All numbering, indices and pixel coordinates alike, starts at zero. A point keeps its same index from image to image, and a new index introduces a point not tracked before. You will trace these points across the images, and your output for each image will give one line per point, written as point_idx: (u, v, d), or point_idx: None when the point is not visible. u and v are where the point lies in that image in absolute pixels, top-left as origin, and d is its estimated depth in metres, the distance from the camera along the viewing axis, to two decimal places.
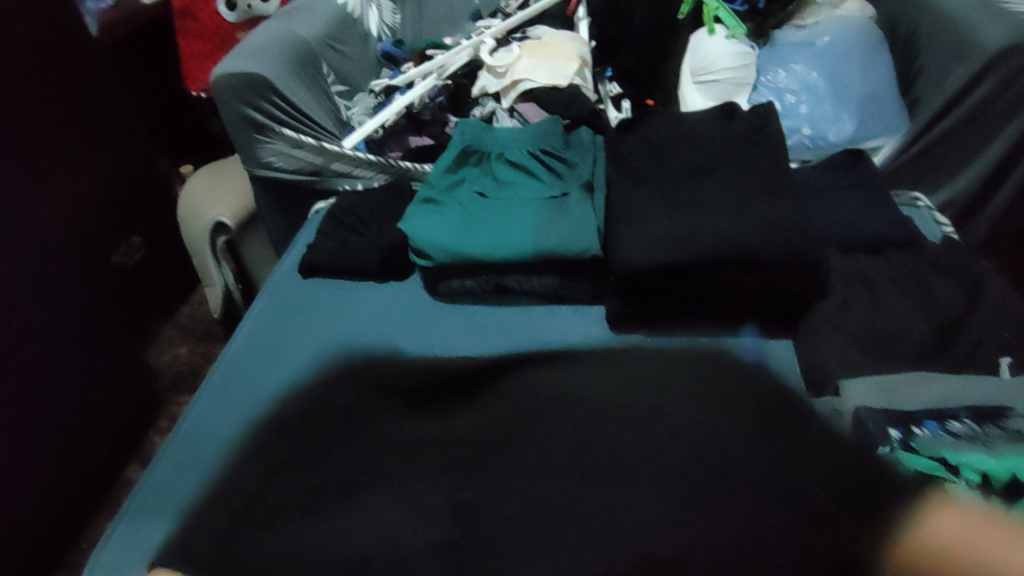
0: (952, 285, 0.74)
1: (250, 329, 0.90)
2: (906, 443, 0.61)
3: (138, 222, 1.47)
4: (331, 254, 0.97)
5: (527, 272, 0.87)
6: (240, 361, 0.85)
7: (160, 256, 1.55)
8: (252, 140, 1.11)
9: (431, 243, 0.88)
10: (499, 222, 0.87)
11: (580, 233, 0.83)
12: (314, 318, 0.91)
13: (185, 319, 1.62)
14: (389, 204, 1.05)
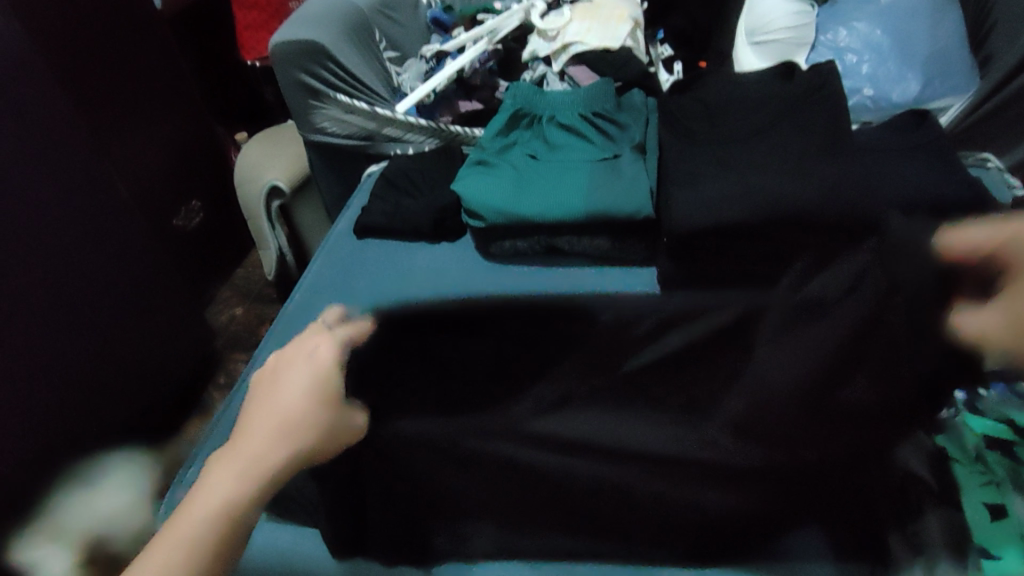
0: None
1: (306, 286, 0.95)
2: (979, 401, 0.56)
3: (197, 188, 1.52)
4: (383, 216, 0.99)
5: (577, 233, 0.87)
6: (298, 316, 0.91)
7: (218, 220, 1.61)
8: (307, 106, 1.14)
9: (486, 204, 0.89)
10: (552, 183, 0.88)
11: (632, 195, 0.83)
12: (365, 277, 0.95)
13: (240, 281, 1.69)
14: (440, 167, 1.06)
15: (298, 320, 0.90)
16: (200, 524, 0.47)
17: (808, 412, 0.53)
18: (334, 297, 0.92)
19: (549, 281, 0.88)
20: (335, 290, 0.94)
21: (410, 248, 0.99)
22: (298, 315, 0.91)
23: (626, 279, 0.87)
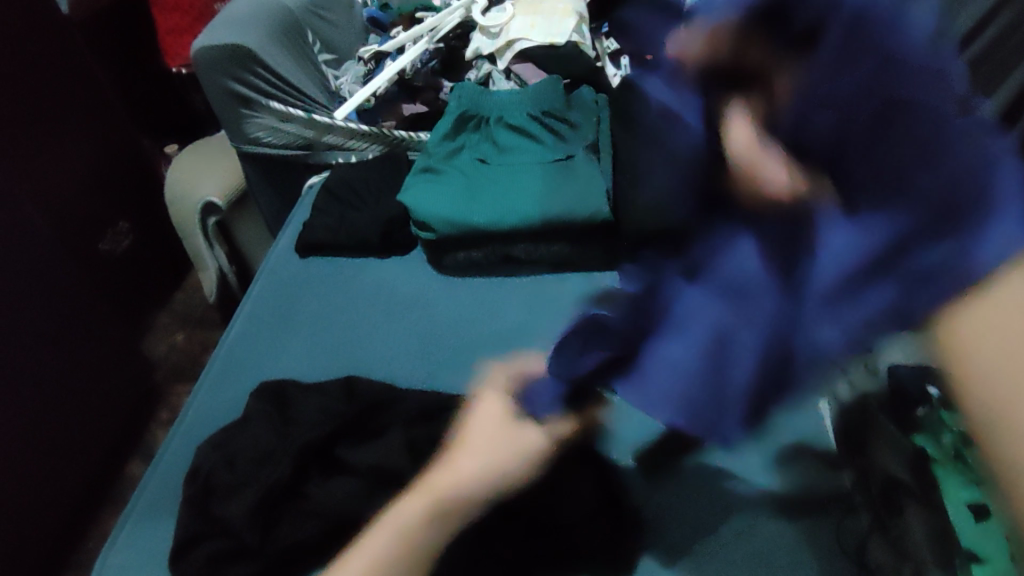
0: None
1: (248, 312, 0.89)
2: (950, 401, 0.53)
3: (125, 208, 1.43)
4: (328, 232, 0.94)
5: (533, 240, 0.84)
6: (240, 346, 0.85)
7: (152, 241, 1.51)
8: (239, 116, 1.07)
9: (437, 215, 0.84)
10: (505, 188, 0.83)
11: (587, 197, 0.81)
12: (312, 298, 0.89)
13: (180, 305, 1.60)
14: (386, 177, 1.00)
15: (243, 353, 0.84)
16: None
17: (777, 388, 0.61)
18: (280, 324, 0.86)
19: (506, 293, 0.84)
20: (282, 315, 0.88)
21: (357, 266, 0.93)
22: (242, 345, 0.85)
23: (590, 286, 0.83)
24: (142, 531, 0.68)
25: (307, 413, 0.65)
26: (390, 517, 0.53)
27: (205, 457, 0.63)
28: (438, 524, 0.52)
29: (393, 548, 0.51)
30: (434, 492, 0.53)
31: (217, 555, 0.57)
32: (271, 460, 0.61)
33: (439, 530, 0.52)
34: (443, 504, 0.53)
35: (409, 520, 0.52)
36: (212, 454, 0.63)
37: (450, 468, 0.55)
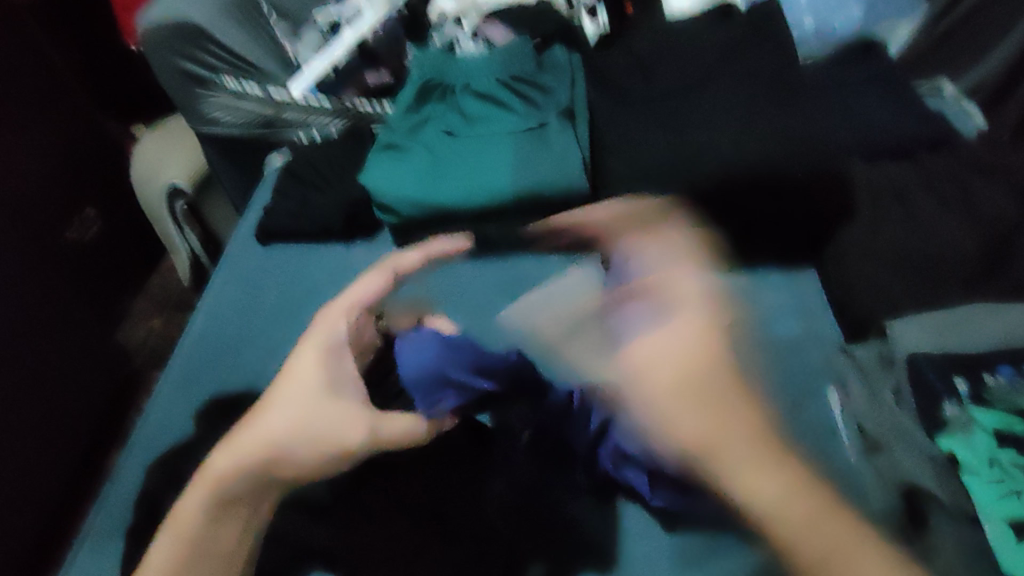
0: (995, 190, 0.65)
1: (205, 309, 0.82)
2: (977, 396, 0.46)
3: (90, 195, 1.36)
4: (288, 217, 0.87)
5: (506, 219, 0.77)
6: (197, 345, 0.78)
7: (121, 228, 1.45)
8: (193, 95, 1.00)
9: (399, 195, 0.77)
10: (473, 164, 0.76)
11: (564, 169, 0.73)
12: (273, 291, 0.82)
13: (157, 291, 1.55)
14: (350, 154, 0.93)
15: (198, 354, 0.76)
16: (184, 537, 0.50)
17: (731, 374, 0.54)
18: (239, 321, 0.79)
19: (476, 270, 0.76)
20: (240, 310, 0.81)
21: (322, 254, 0.86)
22: (197, 345, 0.77)
23: (569, 265, 0.75)
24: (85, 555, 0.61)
25: None
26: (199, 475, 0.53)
27: (150, 476, 0.58)
28: (225, 511, 0.51)
29: (176, 539, 0.51)
30: (255, 456, 0.53)
31: None
32: None
33: (228, 521, 0.51)
34: (221, 485, 0.52)
35: (190, 513, 0.51)
36: (157, 473, 0.58)
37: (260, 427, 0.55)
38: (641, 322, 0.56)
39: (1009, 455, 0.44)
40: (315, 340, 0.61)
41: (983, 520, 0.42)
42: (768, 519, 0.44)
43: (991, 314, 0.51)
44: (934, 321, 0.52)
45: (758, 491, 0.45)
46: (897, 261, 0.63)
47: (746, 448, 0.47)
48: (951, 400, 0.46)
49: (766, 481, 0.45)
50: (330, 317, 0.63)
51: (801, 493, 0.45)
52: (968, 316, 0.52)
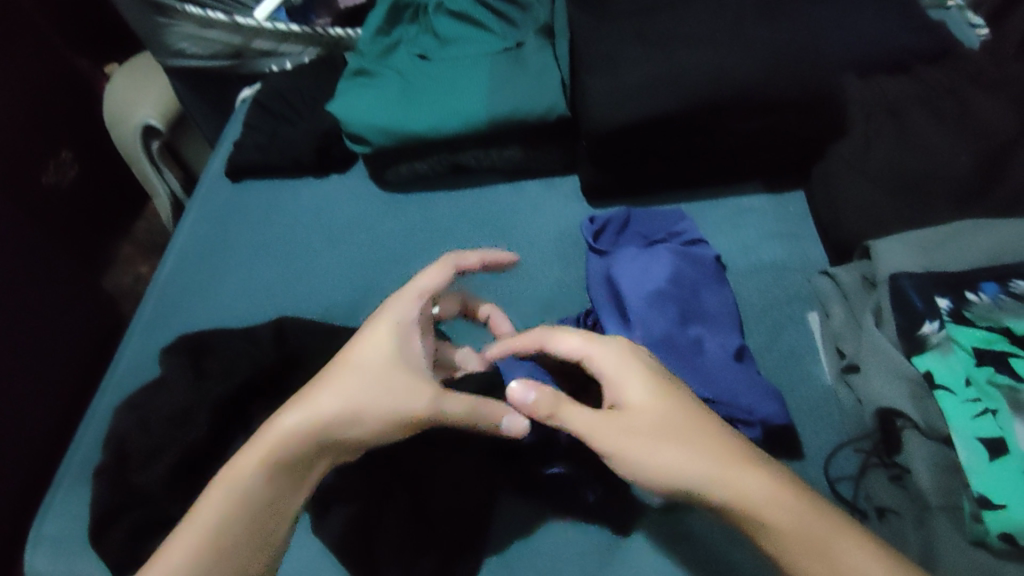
0: (994, 103, 0.61)
1: (179, 249, 0.80)
2: (957, 314, 0.45)
3: (64, 136, 1.31)
4: (259, 151, 0.83)
5: (483, 146, 0.73)
6: (173, 285, 0.77)
7: (100, 170, 1.41)
8: (155, 26, 0.92)
9: (371, 124, 0.72)
10: (447, 87, 0.72)
11: (541, 89, 0.69)
12: (246, 227, 0.80)
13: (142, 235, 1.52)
14: (321, 83, 0.88)
15: (173, 295, 0.76)
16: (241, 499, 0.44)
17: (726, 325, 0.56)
18: (213, 259, 0.78)
19: (455, 206, 0.76)
20: (214, 248, 0.79)
21: (295, 189, 0.83)
22: (172, 286, 0.76)
23: (547, 195, 0.74)
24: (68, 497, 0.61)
25: (224, 365, 0.59)
26: (266, 429, 0.45)
27: (120, 421, 0.58)
28: (286, 472, 0.45)
29: (230, 503, 0.44)
30: (321, 431, 0.45)
31: (137, 527, 0.53)
32: (189, 419, 0.55)
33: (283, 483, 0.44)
34: (281, 452, 0.45)
35: (248, 476, 0.44)
36: (127, 417, 0.57)
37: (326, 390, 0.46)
38: (641, 271, 0.58)
39: (986, 373, 0.43)
40: (384, 322, 0.49)
41: (952, 434, 0.41)
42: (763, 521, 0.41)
43: (980, 230, 0.49)
44: (923, 238, 0.50)
45: (747, 484, 0.41)
46: (889, 181, 0.60)
47: (719, 448, 0.43)
48: (932, 320, 0.45)
49: (752, 477, 0.41)
50: (399, 300, 0.50)
51: (791, 488, 0.42)
52: (958, 232, 0.50)
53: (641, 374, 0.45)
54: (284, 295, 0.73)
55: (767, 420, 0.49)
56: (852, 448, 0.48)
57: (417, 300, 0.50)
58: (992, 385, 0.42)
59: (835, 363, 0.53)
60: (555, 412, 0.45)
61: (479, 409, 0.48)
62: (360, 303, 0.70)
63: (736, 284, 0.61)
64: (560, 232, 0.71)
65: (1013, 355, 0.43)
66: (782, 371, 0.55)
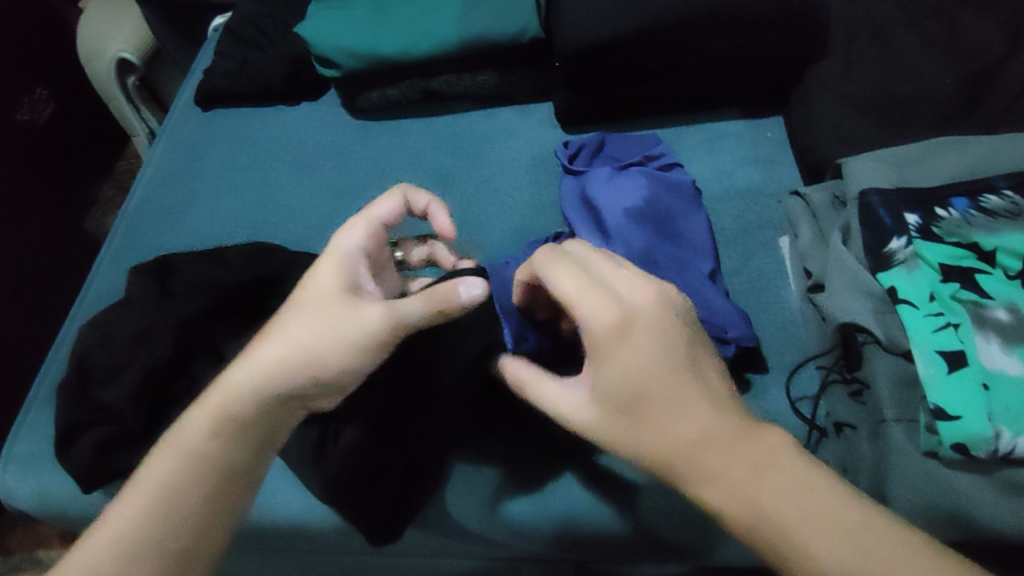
0: (983, 21, 0.59)
1: (150, 177, 0.79)
2: (925, 229, 0.45)
3: (38, 71, 1.27)
4: (229, 77, 0.81)
5: (456, 71, 0.71)
6: (143, 213, 0.75)
7: (78, 109, 1.37)
8: None
9: (337, 44, 0.70)
10: (420, 8, 0.69)
11: (515, 8, 0.66)
12: (217, 154, 0.78)
13: (124, 177, 1.49)
14: (293, 7, 0.85)
15: (142, 223, 0.74)
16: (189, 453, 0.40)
17: (698, 245, 0.55)
18: (183, 186, 0.76)
19: (429, 132, 0.74)
20: (184, 175, 0.77)
21: (266, 116, 0.81)
22: (142, 213, 0.75)
23: (522, 120, 0.72)
24: (39, 419, 0.60)
25: (186, 286, 0.58)
26: (219, 384, 0.42)
27: (84, 339, 0.58)
28: (240, 436, 0.41)
29: (178, 461, 0.40)
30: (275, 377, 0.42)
31: (100, 443, 0.53)
32: (150, 338, 0.54)
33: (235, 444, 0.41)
34: (233, 410, 0.41)
35: (194, 435, 0.41)
36: (89, 335, 0.57)
37: (276, 338, 0.43)
38: (628, 192, 0.56)
39: (951, 289, 0.43)
40: (330, 257, 0.45)
41: (913, 348, 0.41)
42: (727, 517, 0.34)
43: (954, 148, 0.48)
44: (896, 155, 0.49)
45: (725, 473, 0.34)
46: (869, 102, 0.58)
47: (703, 432, 0.34)
48: (898, 236, 0.45)
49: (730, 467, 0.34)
50: (347, 230, 0.46)
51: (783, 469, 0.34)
52: (932, 150, 0.49)
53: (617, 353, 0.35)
54: (256, 220, 0.72)
55: (737, 340, 0.48)
56: (814, 365, 0.49)
57: (353, 231, 0.46)
58: (956, 300, 0.42)
59: (802, 283, 0.52)
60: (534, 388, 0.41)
61: (433, 296, 0.44)
62: (331, 228, 0.69)
63: (711, 207, 0.60)
64: (534, 157, 0.69)
65: (980, 271, 0.43)
66: (751, 293, 0.54)
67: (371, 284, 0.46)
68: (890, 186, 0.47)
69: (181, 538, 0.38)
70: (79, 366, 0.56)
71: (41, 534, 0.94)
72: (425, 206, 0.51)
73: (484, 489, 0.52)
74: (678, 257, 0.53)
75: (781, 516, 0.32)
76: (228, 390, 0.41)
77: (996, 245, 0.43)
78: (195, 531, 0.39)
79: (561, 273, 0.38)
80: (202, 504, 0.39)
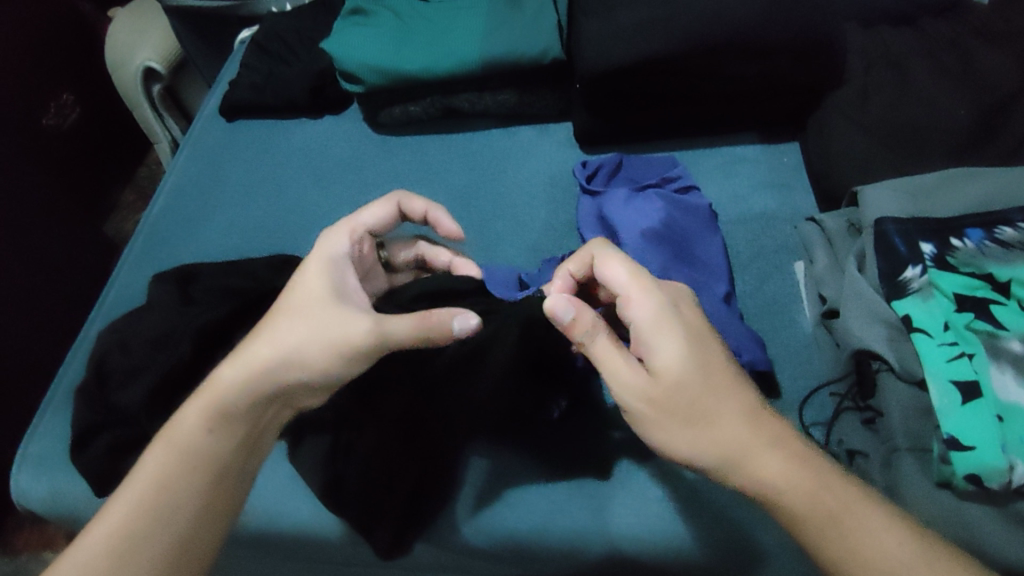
0: (1000, 55, 0.60)
1: (172, 185, 0.80)
2: (941, 260, 0.45)
3: (65, 78, 1.30)
4: (254, 90, 0.82)
5: (476, 89, 0.73)
6: (164, 220, 0.77)
7: (103, 116, 1.40)
8: None
9: (362, 61, 0.71)
10: (443, 28, 0.71)
11: (538, 30, 0.67)
12: (239, 164, 0.80)
13: (144, 183, 1.52)
14: (318, 23, 0.87)
15: (163, 231, 0.76)
16: (181, 450, 0.41)
17: (713, 269, 0.55)
18: (205, 194, 0.78)
19: (447, 149, 0.75)
20: (206, 185, 0.79)
21: (288, 128, 0.83)
22: (163, 220, 0.77)
23: (540, 140, 0.73)
24: (58, 417, 0.62)
25: (207, 294, 0.59)
26: (207, 386, 0.43)
27: (104, 342, 0.59)
28: (231, 429, 0.42)
29: (170, 458, 0.41)
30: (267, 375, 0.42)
31: (117, 444, 0.54)
32: (169, 342, 0.55)
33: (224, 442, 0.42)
34: (224, 406, 0.42)
35: (187, 431, 0.41)
36: (110, 338, 0.58)
37: (263, 334, 0.43)
38: (645, 212, 0.57)
39: (966, 320, 0.43)
40: (316, 257, 0.46)
41: (928, 377, 0.41)
42: (780, 495, 0.38)
43: (970, 180, 0.49)
44: (912, 186, 0.49)
45: (763, 459, 0.38)
46: (885, 132, 0.59)
47: (743, 420, 0.39)
48: (914, 266, 0.45)
49: (770, 457, 0.38)
50: (331, 235, 0.48)
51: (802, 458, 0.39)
52: (948, 183, 0.49)
53: (671, 333, 0.40)
54: (276, 230, 0.73)
55: (751, 363, 0.49)
56: (828, 392, 0.49)
57: (342, 237, 0.48)
58: (971, 330, 0.43)
59: (817, 309, 0.52)
60: (586, 338, 0.41)
61: (425, 322, 0.44)
62: None
63: (726, 230, 0.61)
64: (551, 176, 0.70)
65: (995, 303, 0.43)
66: (764, 317, 0.54)
67: (360, 290, 0.46)
68: (907, 218, 0.47)
69: (170, 537, 0.39)
70: (99, 369, 0.57)
71: (48, 536, 0.95)
72: (423, 212, 0.53)
73: (493, 503, 0.52)
74: (694, 280, 0.54)
75: (820, 485, 0.38)
76: (217, 389, 0.42)
77: (1011, 276, 0.44)
78: (181, 532, 0.39)
79: (615, 265, 0.43)
80: (198, 498, 0.40)
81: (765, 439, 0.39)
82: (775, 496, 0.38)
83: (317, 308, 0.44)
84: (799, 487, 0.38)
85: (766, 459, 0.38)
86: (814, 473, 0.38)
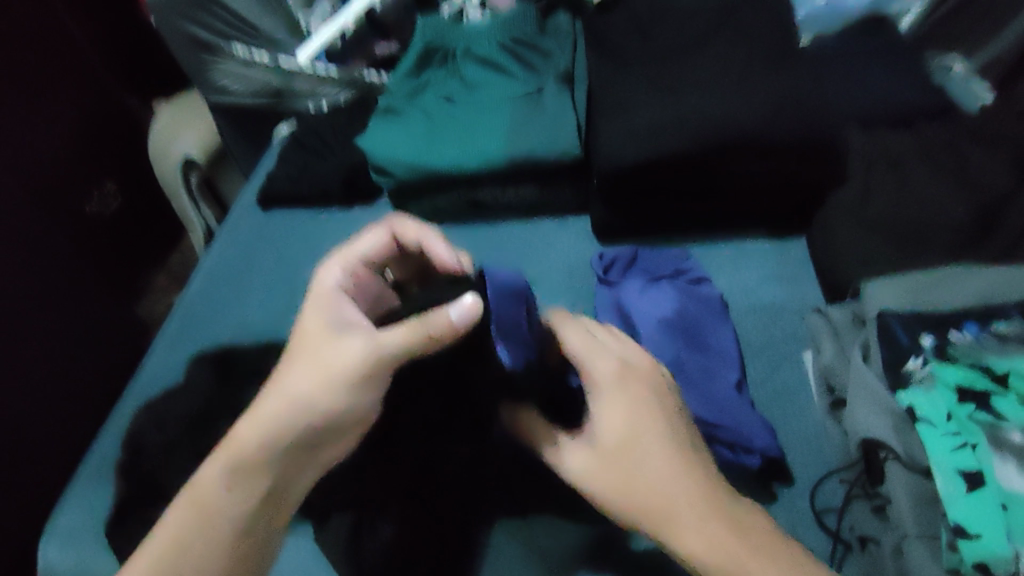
0: (993, 157, 0.64)
1: (207, 269, 0.85)
2: (941, 352, 0.48)
3: (112, 166, 1.38)
4: (291, 180, 0.88)
5: (500, 184, 0.78)
6: (199, 301, 0.81)
7: (143, 201, 1.48)
8: (201, 62, 1.02)
9: (394, 157, 0.77)
10: (466, 128, 0.76)
11: (554, 134, 0.72)
12: (272, 251, 0.85)
13: (176, 265, 1.58)
14: (353, 120, 0.94)
15: (197, 311, 0.80)
16: (201, 507, 0.44)
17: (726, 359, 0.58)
18: (239, 278, 0.82)
19: (469, 241, 0.80)
20: (240, 269, 0.83)
21: (320, 218, 0.88)
22: (199, 301, 0.81)
23: (557, 234, 0.78)
24: (89, 490, 0.64)
25: (242, 374, 0.62)
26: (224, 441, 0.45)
27: (142, 418, 0.61)
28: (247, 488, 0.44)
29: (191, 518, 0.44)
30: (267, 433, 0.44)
31: (149, 520, 0.55)
32: (206, 421, 0.58)
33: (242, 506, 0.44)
34: (235, 461, 0.44)
35: (206, 490, 0.44)
36: (147, 415, 0.61)
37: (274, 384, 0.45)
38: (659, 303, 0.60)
39: (968, 410, 0.45)
40: (318, 296, 0.48)
41: (933, 466, 0.43)
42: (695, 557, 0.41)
43: (967, 276, 0.52)
44: (915, 282, 0.52)
45: (686, 529, 0.41)
46: (887, 229, 0.62)
47: (675, 489, 0.42)
48: (915, 357, 0.48)
49: (695, 527, 0.41)
50: (325, 273, 0.50)
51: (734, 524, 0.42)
52: (949, 279, 0.52)
53: (615, 405, 0.45)
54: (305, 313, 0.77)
55: (764, 451, 0.51)
56: (837, 480, 0.51)
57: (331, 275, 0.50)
58: (973, 420, 0.45)
59: (825, 399, 0.55)
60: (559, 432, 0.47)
61: (423, 323, 0.43)
62: None
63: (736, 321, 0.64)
64: (569, 268, 0.74)
65: (995, 394, 0.46)
66: (776, 405, 0.56)
67: (357, 312, 0.47)
68: (909, 312, 0.50)
69: None
70: (137, 446, 0.59)
71: None
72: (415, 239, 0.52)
73: None
74: (708, 370, 0.56)
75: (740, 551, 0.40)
76: (233, 445, 0.44)
77: (1009, 368, 0.46)
78: None
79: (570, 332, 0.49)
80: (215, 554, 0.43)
81: (693, 508, 0.42)
82: (691, 560, 0.41)
83: (319, 350, 0.45)
84: (724, 555, 0.40)
85: (688, 529, 0.41)
86: (739, 541, 0.41)
